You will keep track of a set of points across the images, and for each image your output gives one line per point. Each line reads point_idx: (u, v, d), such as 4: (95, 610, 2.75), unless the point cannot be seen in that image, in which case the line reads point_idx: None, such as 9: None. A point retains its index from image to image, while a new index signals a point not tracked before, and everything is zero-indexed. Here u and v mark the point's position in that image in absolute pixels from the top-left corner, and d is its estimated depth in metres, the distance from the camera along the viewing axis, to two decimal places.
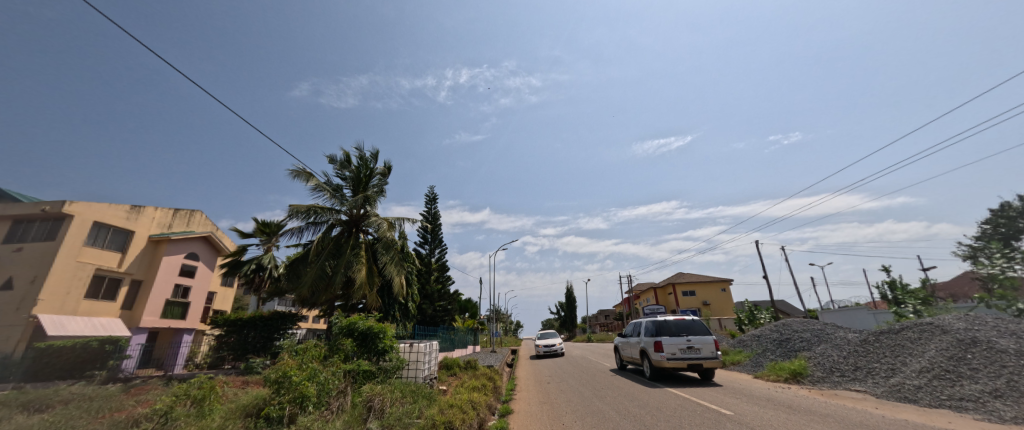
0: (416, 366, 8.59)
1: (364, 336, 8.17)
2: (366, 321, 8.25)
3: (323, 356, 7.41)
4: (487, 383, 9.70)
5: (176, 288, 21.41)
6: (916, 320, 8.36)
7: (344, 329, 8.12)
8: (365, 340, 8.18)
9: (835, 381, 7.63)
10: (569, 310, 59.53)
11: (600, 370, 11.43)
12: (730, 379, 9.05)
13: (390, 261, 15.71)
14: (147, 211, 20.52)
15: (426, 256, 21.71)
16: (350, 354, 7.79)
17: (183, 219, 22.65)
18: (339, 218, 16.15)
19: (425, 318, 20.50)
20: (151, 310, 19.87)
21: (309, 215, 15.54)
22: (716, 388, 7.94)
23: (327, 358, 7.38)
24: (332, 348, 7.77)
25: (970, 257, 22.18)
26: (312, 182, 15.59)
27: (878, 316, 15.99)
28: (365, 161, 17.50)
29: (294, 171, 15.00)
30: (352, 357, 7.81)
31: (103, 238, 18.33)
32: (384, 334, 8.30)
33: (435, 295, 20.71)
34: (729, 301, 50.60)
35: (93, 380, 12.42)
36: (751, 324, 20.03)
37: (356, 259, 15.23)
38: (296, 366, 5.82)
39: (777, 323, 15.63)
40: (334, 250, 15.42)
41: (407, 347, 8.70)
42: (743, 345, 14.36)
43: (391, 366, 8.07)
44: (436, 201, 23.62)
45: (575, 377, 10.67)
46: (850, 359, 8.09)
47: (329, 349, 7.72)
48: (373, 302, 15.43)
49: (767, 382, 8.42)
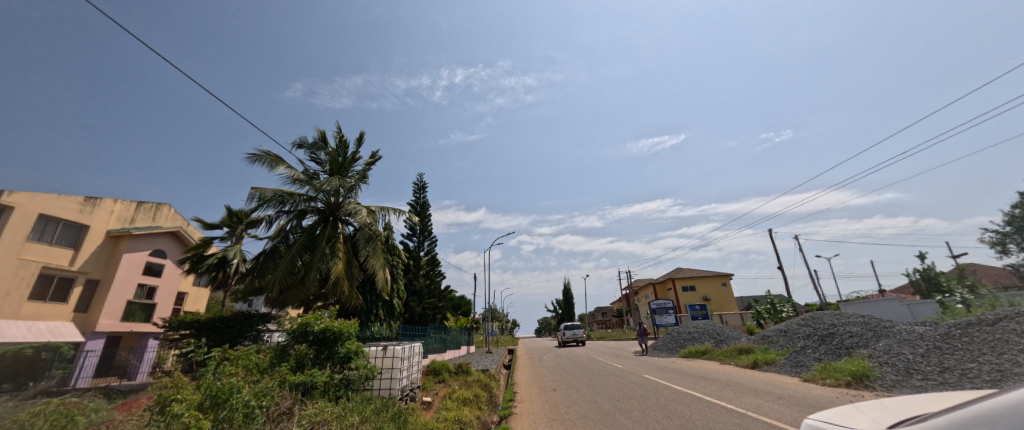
0: (390, 374, 6.78)
1: (322, 340, 6.47)
2: (322, 322, 6.47)
3: (263, 368, 5.80)
4: (481, 394, 7.95)
5: (140, 288, 19.51)
6: (1008, 311, 6.96)
7: (296, 333, 6.40)
8: (323, 344, 6.50)
9: (918, 387, 6.10)
10: (566, 307, 57.84)
11: (614, 374, 9.86)
12: (779, 384, 7.33)
13: (373, 253, 13.95)
14: (105, 203, 18.51)
15: (414, 249, 19.86)
16: (302, 363, 6.16)
17: (148, 213, 20.61)
18: (314, 206, 14.33)
19: (412, 317, 18.59)
20: (109, 312, 17.93)
21: (279, 204, 13.71)
22: (767, 397, 6.30)
23: (271, 371, 5.79)
24: (277, 357, 6.19)
25: (998, 244, 20.90)
26: (280, 167, 13.81)
27: (914, 308, 14.45)
28: (344, 144, 15.73)
29: (259, 154, 13.23)
30: (303, 365, 6.17)
31: (53, 234, 16.26)
32: (348, 338, 6.64)
33: (424, 292, 18.83)
34: (730, 295, 49.32)
35: (17, 396, 10.44)
36: (771, 318, 18.41)
37: (333, 251, 13.37)
38: (207, 384, 4.25)
39: (803, 316, 14.12)
40: (308, 242, 13.50)
41: (380, 352, 6.91)
42: (769, 341, 12.84)
43: (356, 376, 6.34)
44: (424, 190, 21.86)
45: (587, 383, 9.10)
46: (933, 359, 6.55)
47: (273, 358, 6.14)
48: (352, 301, 13.58)
49: (824, 387, 6.84)
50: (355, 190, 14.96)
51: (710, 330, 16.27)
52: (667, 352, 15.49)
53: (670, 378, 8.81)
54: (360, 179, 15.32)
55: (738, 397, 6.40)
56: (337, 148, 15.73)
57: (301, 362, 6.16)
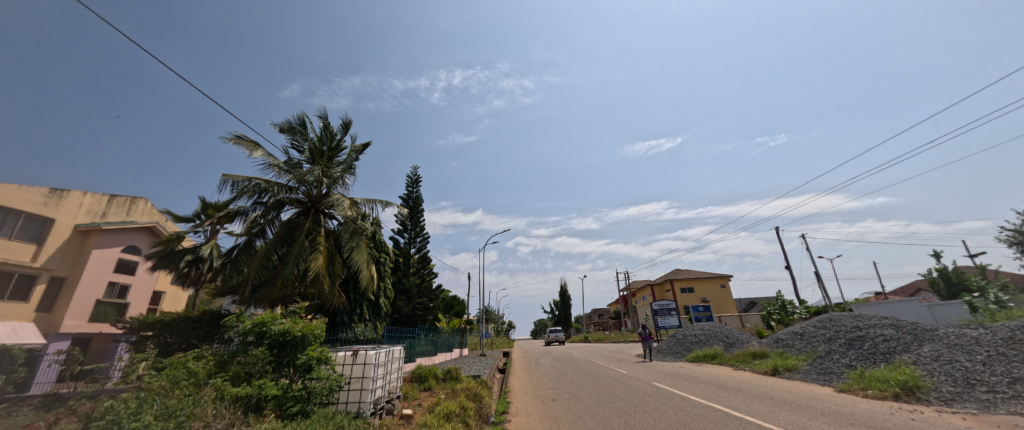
0: (360, 385, 5.67)
1: (281, 344, 5.29)
2: (281, 322, 5.32)
3: (196, 384, 4.73)
4: (468, 405, 6.88)
5: (111, 286, 18.44)
6: None
7: (245, 340, 5.22)
8: (283, 348, 5.29)
9: (987, 401, 5.13)
10: (563, 308, 56.77)
11: (622, 382, 8.81)
12: (815, 397, 6.31)
13: (357, 249, 12.86)
14: (74, 195, 16.38)
15: (403, 246, 18.73)
16: (244, 377, 5.07)
17: (122, 207, 19.13)
18: (294, 197, 13.17)
19: (400, 317, 17.50)
20: (76, 312, 16.97)
21: (255, 193, 12.54)
22: (814, 414, 5.25)
23: (207, 386, 4.73)
24: (215, 370, 5.07)
25: (1016, 245, 20.05)
26: (258, 153, 12.72)
27: (936, 310, 13.51)
28: (329, 131, 14.61)
29: (233, 137, 12.14)
30: (247, 377, 5.10)
31: (13, 228, 14.35)
32: (313, 342, 5.52)
33: (414, 291, 17.69)
34: (729, 298, 48.54)
35: None
36: (780, 319, 17.50)
37: (312, 246, 12.16)
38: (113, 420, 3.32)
39: (819, 317, 13.18)
40: (285, 235, 12.30)
41: (350, 358, 5.79)
42: (783, 345, 11.90)
43: (318, 389, 5.23)
44: (417, 183, 20.74)
45: (591, 392, 8.09)
46: (998, 369, 5.61)
47: (211, 369, 5.05)
48: (335, 300, 12.42)
49: (869, 400, 5.86)
50: (340, 182, 13.85)
51: (718, 332, 15.30)
52: (672, 355, 14.49)
53: (683, 386, 7.86)
54: (346, 171, 14.24)
55: (774, 413, 5.38)
56: (322, 135, 14.58)
57: (245, 375, 5.08)
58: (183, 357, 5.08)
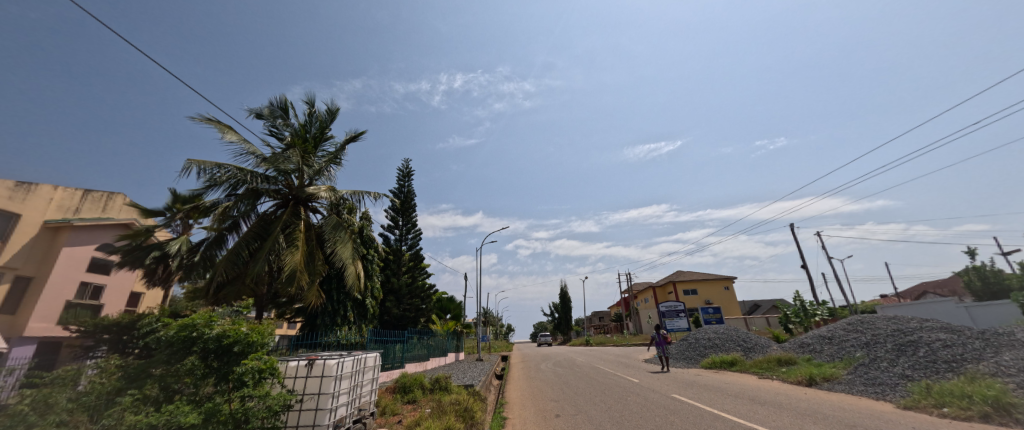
0: (315, 404, 4.50)
1: (219, 352, 4.18)
2: (217, 324, 4.21)
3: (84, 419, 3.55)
4: (454, 424, 5.72)
5: (83, 287, 17.28)
6: None
7: (166, 354, 4.00)
8: (222, 356, 4.21)
9: None
10: (564, 311, 55.49)
11: (634, 393, 7.77)
12: (882, 419, 5.13)
13: (340, 244, 11.68)
14: (43, 189, 15.44)
15: (394, 243, 17.61)
16: (149, 404, 3.88)
17: (97, 203, 17.82)
18: (272, 188, 12.05)
19: (389, 319, 16.37)
20: (45, 314, 15.67)
21: (228, 183, 11.40)
22: None
23: (101, 422, 3.57)
24: (113, 393, 3.88)
25: None
26: (230, 137, 11.65)
27: (974, 311, 12.34)
28: (314, 116, 13.49)
29: (203, 119, 11.04)
30: (154, 402, 3.90)
31: None
32: (255, 349, 4.36)
33: (404, 290, 16.50)
34: (734, 300, 47.35)
35: None
36: (800, 322, 16.32)
37: (288, 240, 10.92)
38: None
39: (848, 320, 12.00)
40: (260, 229, 11.14)
41: (305, 370, 4.60)
42: (812, 350, 10.72)
43: (258, 410, 4.01)
44: (410, 177, 19.63)
45: (601, 407, 6.97)
46: None
47: (98, 400, 3.79)
48: (314, 300, 11.25)
49: (956, 423, 4.71)
50: (324, 172, 12.79)
51: (734, 336, 14.13)
52: (684, 361, 13.32)
53: (710, 400, 6.73)
54: (332, 160, 13.17)
55: None
56: (305, 120, 13.44)
57: (151, 400, 3.89)
58: (62, 386, 3.80)
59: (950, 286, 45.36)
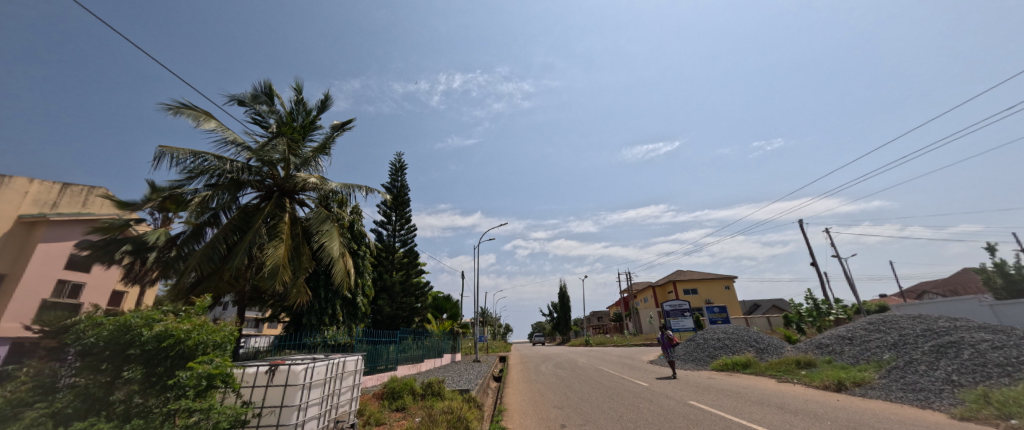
0: (276, 418, 3.75)
1: (162, 356, 3.46)
2: (158, 323, 3.48)
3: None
4: None
5: (60, 285, 16.46)
6: None
7: (94, 359, 3.29)
8: (167, 360, 3.49)
9: None
10: (563, 311, 54.78)
11: (646, 399, 7.08)
12: None
13: (328, 238, 10.93)
14: (17, 183, 13.43)
15: (387, 239, 16.87)
16: (65, 420, 3.07)
17: (77, 197, 16.73)
18: (257, 179, 11.32)
19: (381, 318, 15.64)
20: (18, 313, 14.79)
21: (207, 174, 10.62)
22: None
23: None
24: (12, 406, 3.05)
25: None
26: (208, 125, 10.87)
27: (999, 309, 11.70)
28: (301, 104, 12.69)
29: (177, 107, 10.26)
30: (74, 420, 3.09)
31: None
32: (205, 351, 3.66)
33: (397, 288, 15.73)
34: (735, 300, 46.75)
35: None
36: (812, 321, 15.64)
37: (270, 232, 10.15)
38: None
39: (869, 319, 11.31)
40: (240, 222, 10.36)
41: (265, 377, 3.83)
42: (832, 352, 10.05)
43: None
44: (404, 170, 18.88)
45: (611, 414, 6.28)
46: None
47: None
48: (299, 298, 10.47)
49: None
50: (312, 163, 12.06)
51: (744, 336, 13.46)
52: (692, 362, 12.68)
53: (733, 407, 6.00)
54: (320, 150, 12.42)
55: None
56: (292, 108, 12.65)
57: (65, 415, 3.08)
58: None
59: (950, 286, 44.93)
